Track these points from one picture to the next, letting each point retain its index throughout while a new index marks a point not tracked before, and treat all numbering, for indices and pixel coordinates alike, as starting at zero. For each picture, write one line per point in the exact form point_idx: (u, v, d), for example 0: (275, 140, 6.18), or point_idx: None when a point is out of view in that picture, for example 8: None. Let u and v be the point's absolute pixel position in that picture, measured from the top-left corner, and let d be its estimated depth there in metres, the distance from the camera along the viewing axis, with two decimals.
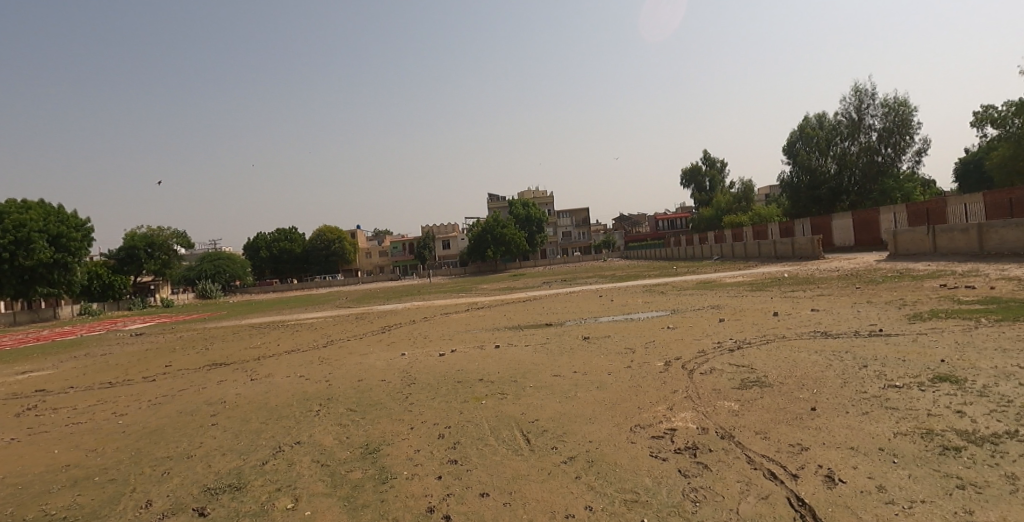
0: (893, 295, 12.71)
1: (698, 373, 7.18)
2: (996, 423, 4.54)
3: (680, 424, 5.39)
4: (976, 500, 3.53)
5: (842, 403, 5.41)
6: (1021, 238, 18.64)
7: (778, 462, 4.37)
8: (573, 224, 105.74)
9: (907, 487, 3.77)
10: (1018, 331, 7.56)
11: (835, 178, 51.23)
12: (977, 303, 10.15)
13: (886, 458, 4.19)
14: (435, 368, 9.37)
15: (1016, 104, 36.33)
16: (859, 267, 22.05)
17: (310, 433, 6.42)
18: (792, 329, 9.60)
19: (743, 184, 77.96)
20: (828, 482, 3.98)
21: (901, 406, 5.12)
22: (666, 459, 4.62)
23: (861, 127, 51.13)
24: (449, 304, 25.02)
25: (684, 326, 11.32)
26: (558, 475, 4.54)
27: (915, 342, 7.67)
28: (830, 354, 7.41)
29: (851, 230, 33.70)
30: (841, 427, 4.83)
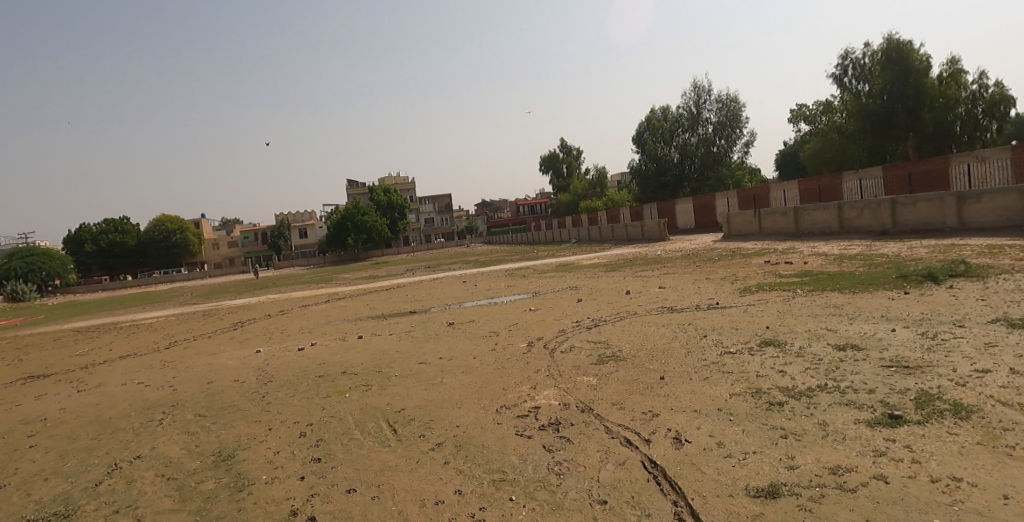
0: (726, 271, 14.24)
1: (559, 352, 7.50)
2: (809, 379, 5.24)
3: (543, 402, 5.59)
4: (796, 446, 4.08)
5: (687, 370, 5.94)
6: (827, 219, 21.79)
7: (633, 429, 4.69)
8: (436, 210, 105.94)
9: (741, 441, 4.23)
10: (825, 298, 8.81)
11: (678, 166, 55.80)
12: (794, 276, 11.67)
13: (723, 418, 4.66)
14: (294, 363, 8.91)
15: (825, 104, 42.55)
16: (699, 248, 24.46)
17: (152, 446, 5.78)
18: (643, 306, 10.39)
19: (597, 170, 82.36)
20: (675, 444, 4.34)
21: (735, 370, 5.72)
22: (531, 436, 4.76)
23: (700, 120, 57.14)
24: (307, 295, 23.96)
25: (545, 307, 11.81)
26: (427, 462, 4.51)
27: (745, 312, 8.63)
28: (676, 327, 8.09)
29: (692, 214, 37.19)
30: (686, 393, 5.30)
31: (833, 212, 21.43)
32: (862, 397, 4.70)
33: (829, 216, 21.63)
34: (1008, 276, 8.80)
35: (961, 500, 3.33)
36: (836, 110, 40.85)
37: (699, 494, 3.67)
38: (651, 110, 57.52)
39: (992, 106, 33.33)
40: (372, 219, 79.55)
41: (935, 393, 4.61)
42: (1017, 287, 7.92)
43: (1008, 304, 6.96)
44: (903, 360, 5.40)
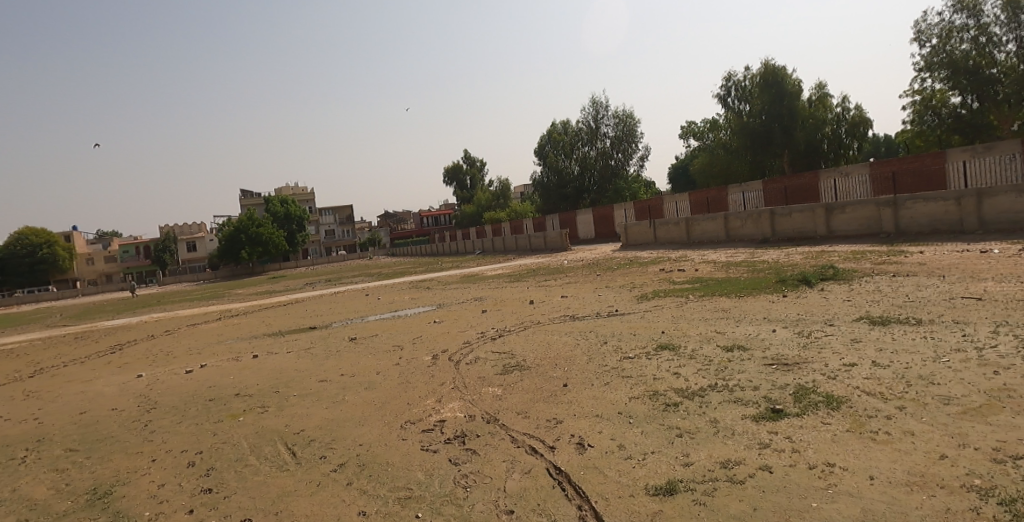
0: (625, 279, 14.92)
1: (464, 364, 7.52)
2: (701, 379, 5.57)
3: (449, 415, 5.56)
4: (691, 444, 4.31)
5: (589, 377, 6.13)
6: (716, 229, 23.44)
7: (538, 437, 4.77)
8: (337, 222, 103.19)
9: (640, 442, 4.42)
10: (714, 303, 9.46)
11: (578, 179, 58.53)
12: (686, 283, 12.42)
13: (623, 420, 4.85)
14: (181, 387, 8.32)
15: (711, 122, 45.76)
16: (598, 257, 25.45)
17: (13, 488, 5.15)
18: (546, 315, 10.63)
19: (501, 182, 83.51)
20: (579, 448, 4.46)
21: (634, 375, 5.97)
22: (437, 451, 4.72)
23: (598, 135, 58.60)
24: (196, 313, 22.44)
25: (450, 319, 11.81)
26: (328, 484, 4.34)
27: (643, 318, 9.06)
28: (578, 334, 8.34)
29: (592, 224, 38.64)
30: (588, 398, 5.47)
31: (720, 222, 23.17)
32: (748, 394, 5.05)
33: (717, 225, 23.27)
34: (868, 278, 9.89)
35: (833, 484, 3.67)
36: (723, 127, 43.85)
37: (601, 496, 3.78)
38: (551, 124, 59.62)
39: (854, 127, 37.82)
40: (269, 231, 75.46)
41: (810, 387, 5.04)
42: (874, 289, 8.93)
43: (869, 304, 7.78)
44: (783, 358, 5.88)
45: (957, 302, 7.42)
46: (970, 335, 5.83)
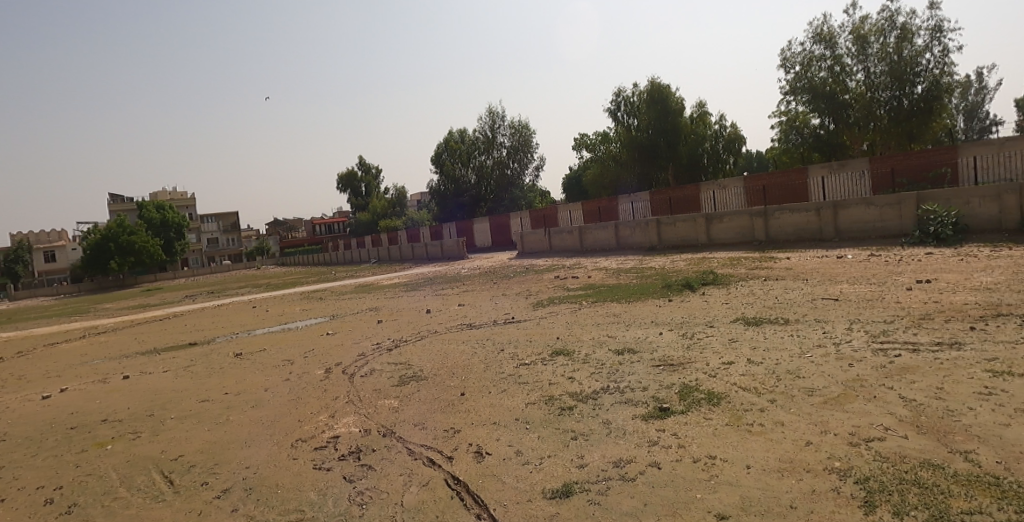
0: (521, 287, 15.26)
1: (359, 376, 7.34)
2: (594, 382, 5.78)
3: (343, 430, 5.41)
4: (586, 445, 4.46)
5: (486, 384, 6.19)
6: (606, 237, 24.57)
7: (435, 448, 4.74)
8: (221, 229, 97.25)
9: (538, 447, 4.52)
10: (605, 308, 9.90)
11: (474, 188, 59.33)
12: (579, 289, 12.90)
13: (521, 426, 4.93)
14: (35, 416, 7.46)
15: (603, 134, 47.44)
16: (493, 265, 25.78)
17: None
18: (443, 323, 10.61)
19: (398, 191, 81.12)
20: (477, 457, 4.48)
21: (530, 380, 6.10)
22: (330, 468, 4.57)
23: (495, 144, 59.35)
24: (51, 333, 20.10)
25: (343, 331, 11.47)
26: (211, 513, 4.06)
27: (538, 324, 9.29)
28: (475, 343, 8.39)
29: (488, 233, 39.12)
30: (486, 406, 5.53)
31: (611, 230, 24.31)
32: (638, 394, 5.30)
33: (608, 234, 24.38)
34: (743, 282, 10.75)
35: (715, 475, 3.93)
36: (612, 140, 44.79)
37: (500, 503, 3.80)
38: (449, 132, 59.55)
39: (729, 144, 41.37)
40: (143, 239, 68.01)
41: (694, 385, 5.36)
42: (748, 292, 9.73)
43: (743, 307, 8.47)
44: (669, 359, 6.23)
45: (818, 302, 8.24)
46: (829, 332, 6.50)
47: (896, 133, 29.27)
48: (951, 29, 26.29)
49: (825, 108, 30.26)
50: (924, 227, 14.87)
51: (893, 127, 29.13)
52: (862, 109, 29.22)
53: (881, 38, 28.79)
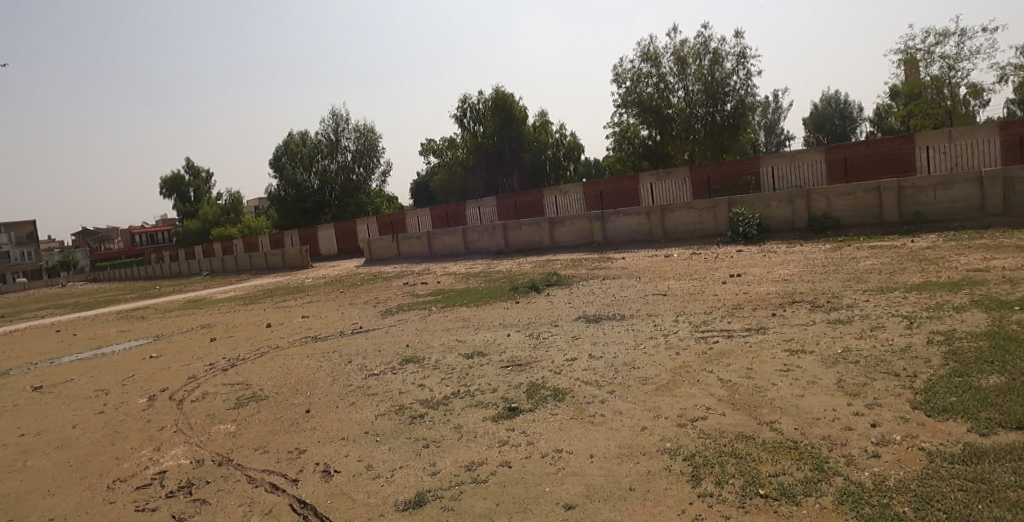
0: (370, 295, 14.88)
1: (189, 402, 6.72)
2: (444, 388, 5.85)
3: (172, 463, 4.93)
4: (437, 453, 4.50)
5: (334, 399, 6.02)
6: (455, 243, 24.70)
7: (279, 472, 4.49)
8: (10, 241, 83.09)
9: (388, 459, 4.47)
10: (454, 313, 10.01)
11: (319, 194, 52.20)
12: (428, 295, 12.89)
13: (371, 440, 4.89)
14: None
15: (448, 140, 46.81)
16: (341, 273, 24.72)
17: None
18: (286, 337, 10.00)
19: (231, 198, 72.69)
20: (325, 476, 4.31)
21: (379, 391, 6.03)
22: (156, 509, 4.12)
23: (339, 148, 53.92)
24: None
25: (171, 352, 10.34)
26: None
27: (388, 332, 9.11)
28: (321, 356, 8.02)
29: (334, 240, 37.24)
30: (334, 422, 5.40)
31: (459, 236, 24.51)
32: (487, 396, 5.47)
33: (457, 239, 24.55)
34: (584, 282, 11.49)
35: (562, 467, 4.12)
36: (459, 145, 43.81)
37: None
38: (288, 134, 51.95)
39: (569, 152, 43.12)
40: None
41: (540, 383, 5.61)
42: (588, 291, 10.40)
43: (583, 305, 9.05)
44: (516, 359, 6.46)
45: (649, 298, 9.05)
46: (659, 325, 7.17)
47: (711, 144, 32.96)
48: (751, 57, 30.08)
49: (652, 121, 33.02)
50: (735, 228, 17.25)
51: (708, 139, 32.85)
52: (683, 122, 32.50)
53: (697, 60, 31.99)
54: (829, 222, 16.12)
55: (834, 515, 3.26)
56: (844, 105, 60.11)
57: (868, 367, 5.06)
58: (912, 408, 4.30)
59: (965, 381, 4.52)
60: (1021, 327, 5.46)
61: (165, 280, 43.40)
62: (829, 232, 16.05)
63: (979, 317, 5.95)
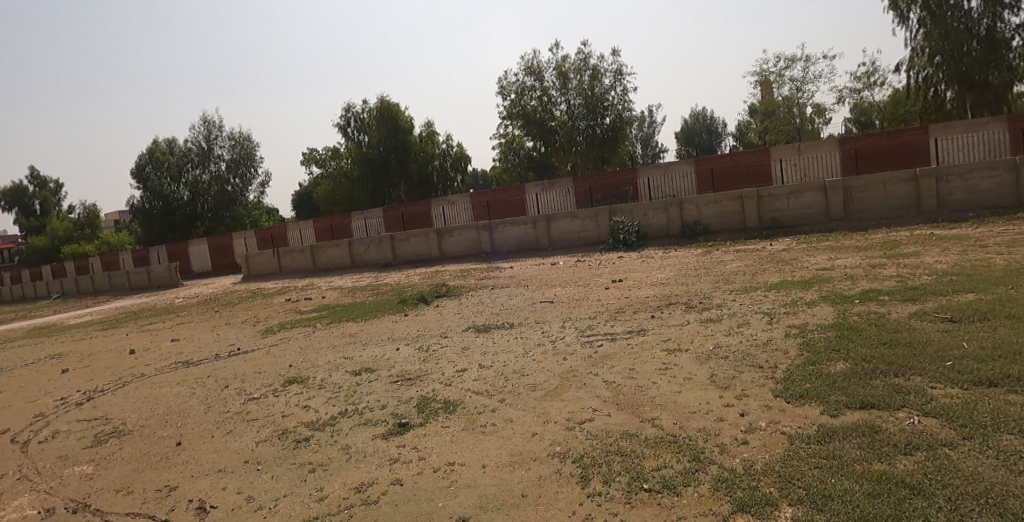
0: (249, 314, 13.93)
1: (33, 444, 5.90)
2: (332, 407, 5.62)
3: (10, 517, 4.29)
4: (324, 476, 4.30)
5: (208, 428, 5.58)
6: (340, 255, 23.93)
7: (144, 515, 4.06)
8: None
9: (272, 488, 4.21)
10: (341, 328, 9.65)
11: (190, 206, 47.72)
12: (314, 311, 12.32)
13: (251, 469, 4.57)
14: None
15: (331, 149, 44.48)
16: (216, 291, 22.90)
17: None
18: (153, 364, 9.07)
19: (85, 206, 64.66)
20: (199, 514, 3.96)
21: (260, 416, 5.67)
22: None
23: (211, 157, 49.78)
24: None
25: (8, 389, 8.98)
26: None
27: (269, 353, 8.57)
28: (193, 382, 7.37)
29: (206, 255, 34.35)
30: (209, 453, 5.00)
31: (344, 248, 23.80)
32: (377, 413, 5.33)
33: (342, 252, 23.84)
34: (473, 292, 11.59)
35: (454, 480, 4.07)
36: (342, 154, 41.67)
37: None
38: (152, 142, 47.46)
39: (456, 162, 41.63)
40: None
41: (431, 396, 5.55)
42: (477, 301, 10.49)
43: (473, 315, 9.11)
44: (405, 373, 6.34)
45: (537, 306, 9.30)
46: (548, 331, 7.37)
47: (592, 156, 34.32)
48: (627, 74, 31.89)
49: (536, 132, 34.21)
50: (615, 235, 18.21)
51: (590, 151, 34.06)
52: (566, 134, 33.71)
53: (578, 75, 33.37)
54: (699, 228, 17.54)
55: (709, 501, 3.51)
56: (710, 120, 66.02)
57: (735, 361, 5.51)
58: (773, 396, 4.73)
59: (817, 368, 5.07)
60: (859, 318, 6.24)
61: (2, 305, 37.54)
62: (700, 237, 17.47)
63: (826, 311, 6.73)
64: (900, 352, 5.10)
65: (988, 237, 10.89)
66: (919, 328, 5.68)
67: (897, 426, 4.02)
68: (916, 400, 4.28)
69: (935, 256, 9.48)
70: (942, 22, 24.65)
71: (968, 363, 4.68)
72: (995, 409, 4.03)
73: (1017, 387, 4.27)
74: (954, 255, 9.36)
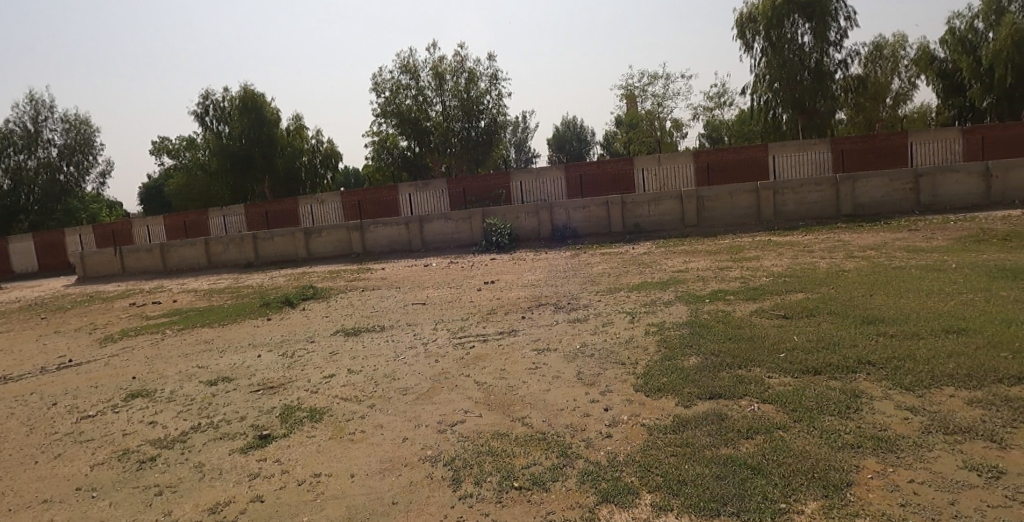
0: (84, 320, 12.32)
1: None
2: (183, 422, 5.13)
3: None
4: (174, 499, 3.88)
5: (30, 453, 4.84)
6: (195, 255, 22.09)
7: None
8: None
9: (110, 516, 3.73)
10: (195, 335, 8.87)
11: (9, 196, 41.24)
12: (163, 316, 11.19)
13: (83, 497, 4.02)
14: None
15: (187, 140, 40.70)
16: (46, 295, 20.01)
17: None
18: None
19: None
20: None
21: (96, 436, 5.04)
22: None
23: (39, 141, 43.59)
24: None
25: None
26: None
27: (109, 364, 7.64)
28: (10, 401, 6.36)
29: (33, 254, 30.13)
30: (30, 482, 4.33)
31: (200, 248, 21.97)
32: (235, 426, 4.96)
33: (197, 251, 22.02)
34: (342, 294, 11.19)
35: (321, 492, 3.86)
36: (198, 145, 38.14)
37: None
38: None
39: (326, 159, 38.95)
40: None
41: (295, 405, 5.26)
42: (346, 304, 10.14)
43: (342, 318, 8.81)
44: (268, 382, 5.95)
45: (409, 308, 9.18)
46: (419, 334, 7.30)
47: (465, 157, 34.68)
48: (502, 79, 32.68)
49: (411, 133, 33.67)
50: (489, 237, 18.54)
51: (464, 153, 34.46)
52: (441, 135, 33.74)
53: (455, 76, 33.47)
54: (567, 232, 18.58)
55: (576, 494, 3.63)
56: (580, 129, 69.72)
57: (600, 359, 5.78)
58: (635, 390, 5.02)
59: (672, 363, 5.46)
60: (708, 316, 6.83)
61: None
62: (569, 240, 18.48)
63: (681, 309, 7.30)
64: (742, 346, 5.65)
65: (813, 243, 12.50)
66: (759, 324, 6.33)
67: (740, 413, 4.42)
68: (756, 389, 4.74)
69: (773, 259, 10.69)
70: (780, 53, 28.16)
71: (798, 355, 5.28)
72: (818, 394, 4.58)
73: (835, 374, 4.90)
74: (786, 258, 10.60)
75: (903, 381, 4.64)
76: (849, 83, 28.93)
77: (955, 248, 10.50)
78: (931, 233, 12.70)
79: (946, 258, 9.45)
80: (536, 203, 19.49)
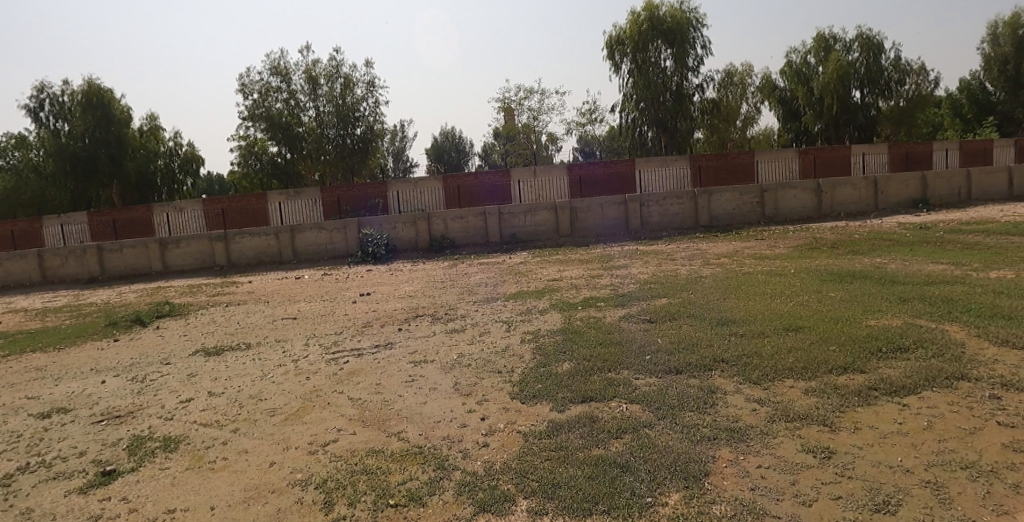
0: None
1: None
2: (6, 463, 4.48)
3: None
4: None
5: None
6: (25, 269, 19.53)
7: None
8: None
9: None
10: (21, 363, 7.74)
11: None
12: None
13: None
14: None
15: (15, 137, 35.66)
16: None
17: None
18: None
19: None
20: None
21: None
22: None
23: None
24: None
25: None
26: None
27: None
28: None
29: None
30: None
31: (31, 260, 19.49)
32: (73, 462, 4.41)
33: (28, 265, 19.47)
34: (203, 311, 10.35)
35: None
36: (30, 144, 33.37)
37: None
38: None
39: (186, 163, 36.30)
40: None
41: (145, 434, 4.78)
42: (208, 321, 9.40)
43: (203, 337, 8.16)
44: (113, 411, 5.36)
45: (278, 323, 8.70)
46: (290, 351, 6.94)
47: (340, 165, 33.53)
48: (378, 87, 31.53)
49: (281, 137, 32.11)
50: (364, 248, 18.08)
51: (338, 161, 33.28)
52: (314, 141, 32.30)
53: (329, 81, 32.33)
54: (445, 242, 18.49)
55: (454, 506, 3.62)
56: (457, 139, 70.58)
57: (477, 369, 5.84)
58: (511, 397, 5.11)
59: (547, 369, 5.63)
60: (581, 322, 7.14)
61: None
62: (446, 250, 18.43)
63: (556, 317, 7.57)
64: (612, 351, 5.96)
65: (676, 251, 13.56)
66: (626, 328, 6.73)
67: (610, 414, 4.66)
68: (624, 390, 5.02)
69: (639, 267, 11.45)
70: (645, 75, 30.37)
71: (661, 357, 5.67)
72: (678, 392, 4.94)
73: (694, 372, 5.32)
74: (651, 266, 11.41)
75: (751, 376, 5.14)
76: (705, 106, 31.44)
77: (792, 255, 11.88)
78: (774, 242, 14.23)
79: (783, 264, 10.65)
80: (416, 214, 18.93)
